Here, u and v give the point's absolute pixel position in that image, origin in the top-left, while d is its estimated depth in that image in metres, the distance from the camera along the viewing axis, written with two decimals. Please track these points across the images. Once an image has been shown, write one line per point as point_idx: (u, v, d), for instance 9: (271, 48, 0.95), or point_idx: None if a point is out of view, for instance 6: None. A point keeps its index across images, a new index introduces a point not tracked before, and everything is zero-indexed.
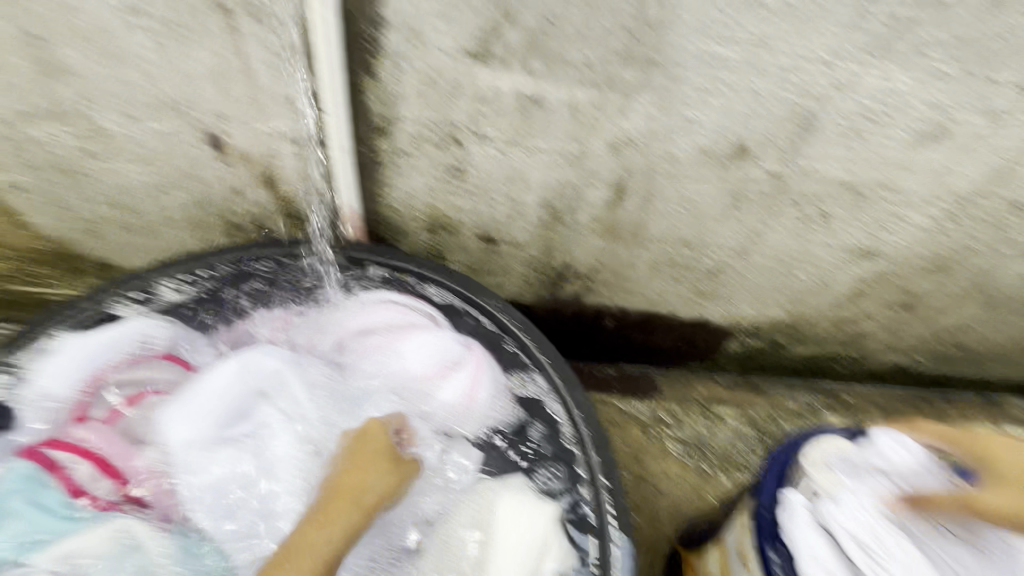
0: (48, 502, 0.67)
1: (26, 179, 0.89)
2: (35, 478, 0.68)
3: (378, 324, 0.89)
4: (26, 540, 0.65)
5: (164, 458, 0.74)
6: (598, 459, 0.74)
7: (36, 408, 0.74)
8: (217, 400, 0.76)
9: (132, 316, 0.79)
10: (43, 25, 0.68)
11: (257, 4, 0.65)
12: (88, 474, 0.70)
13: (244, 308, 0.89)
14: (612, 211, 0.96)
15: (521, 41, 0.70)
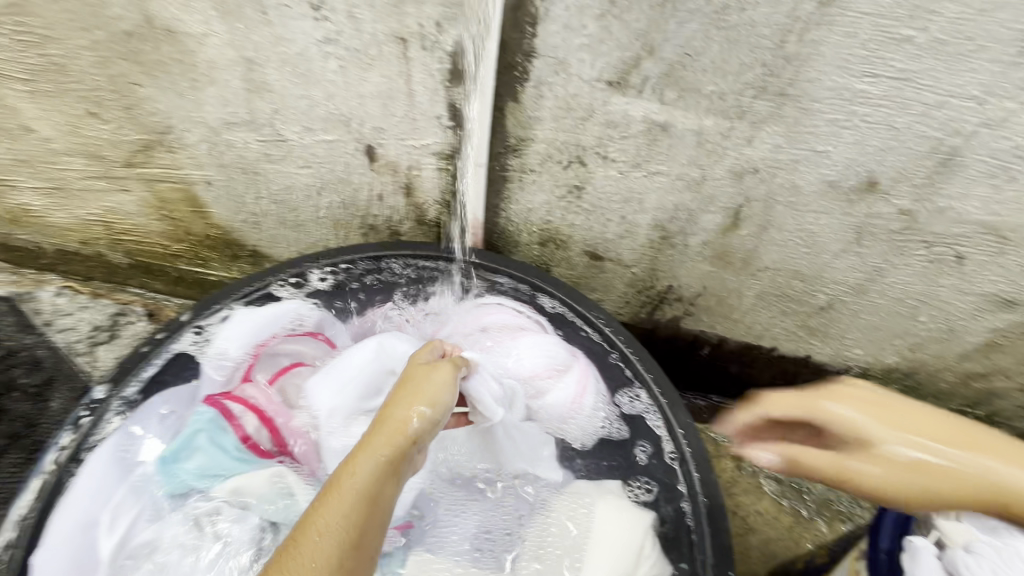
0: (226, 444, 0.76)
1: (215, 177, 1.06)
2: (216, 422, 0.77)
3: (493, 325, 0.96)
4: (206, 473, 0.75)
5: (313, 422, 0.80)
6: (699, 476, 0.80)
7: (213, 365, 0.85)
8: (356, 374, 0.81)
9: (288, 297, 0.94)
10: (258, 52, 0.83)
11: (430, 36, 0.76)
12: (253, 426, 0.78)
13: (371, 300, 1.00)
14: (725, 236, 0.97)
15: (658, 72, 0.75)
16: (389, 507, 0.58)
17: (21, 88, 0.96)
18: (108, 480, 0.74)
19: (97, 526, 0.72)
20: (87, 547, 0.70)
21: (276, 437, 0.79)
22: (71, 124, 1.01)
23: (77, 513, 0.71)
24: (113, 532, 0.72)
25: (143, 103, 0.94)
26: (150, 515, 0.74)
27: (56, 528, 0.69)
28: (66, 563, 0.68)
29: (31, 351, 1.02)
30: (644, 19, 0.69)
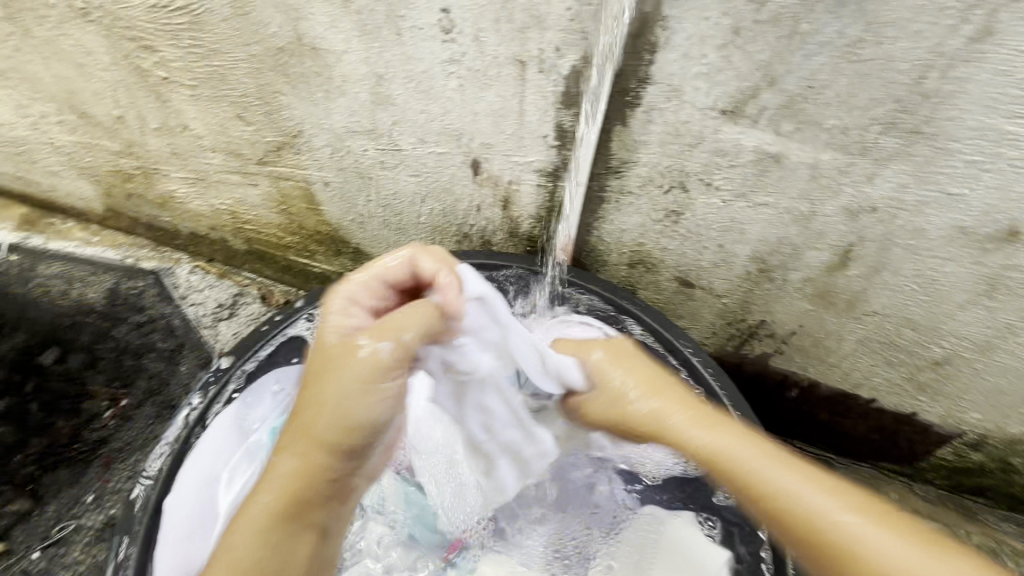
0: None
1: (333, 178, 1.16)
2: None
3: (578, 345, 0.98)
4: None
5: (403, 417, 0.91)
6: None
7: None
8: None
9: None
10: (387, 69, 0.90)
11: (549, 60, 0.79)
12: None
13: None
14: (830, 275, 0.92)
15: (777, 103, 0.73)
16: (299, 555, 0.63)
17: (186, 92, 1.11)
18: (228, 441, 0.85)
19: (217, 482, 0.83)
20: (208, 498, 0.82)
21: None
22: (221, 125, 1.15)
23: (203, 467, 0.82)
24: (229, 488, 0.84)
25: (283, 109, 1.06)
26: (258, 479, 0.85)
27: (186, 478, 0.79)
28: (193, 509, 0.79)
29: (167, 319, 1.13)
30: (768, 50, 0.68)
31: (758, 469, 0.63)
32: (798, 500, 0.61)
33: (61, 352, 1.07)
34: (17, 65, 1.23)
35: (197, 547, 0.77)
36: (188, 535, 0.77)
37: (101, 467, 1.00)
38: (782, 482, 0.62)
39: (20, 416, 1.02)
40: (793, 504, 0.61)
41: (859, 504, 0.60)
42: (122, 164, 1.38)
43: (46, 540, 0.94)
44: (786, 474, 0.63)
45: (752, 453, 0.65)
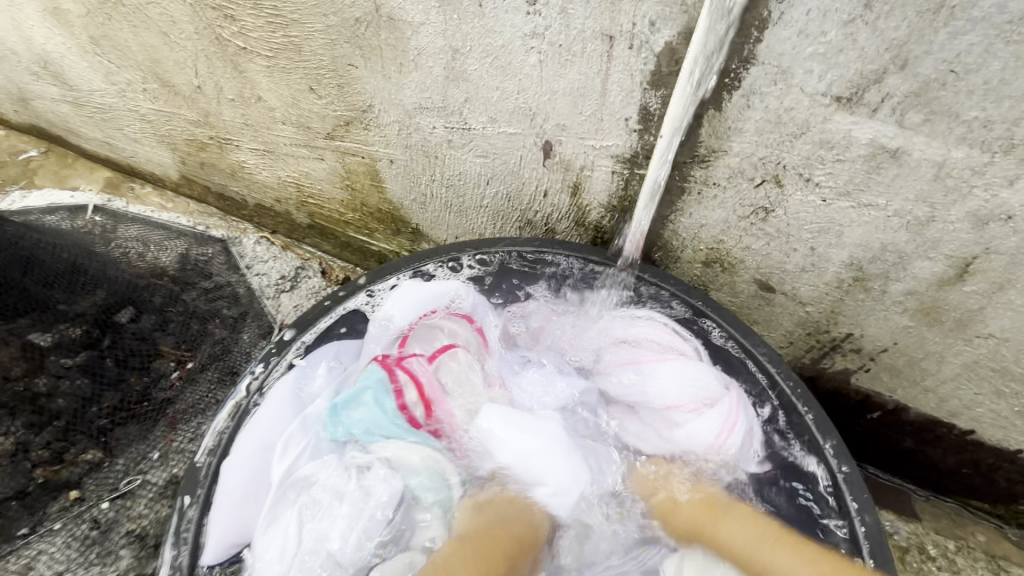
0: (389, 407, 0.82)
1: (399, 156, 1.14)
2: (382, 383, 0.83)
3: (644, 341, 0.92)
4: (369, 430, 0.81)
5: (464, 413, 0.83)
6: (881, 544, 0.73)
7: (378, 326, 0.93)
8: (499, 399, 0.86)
9: (440, 278, 0.99)
10: (465, 43, 0.86)
11: (641, 35, 0.73)
12: (413, 398, 0.82)
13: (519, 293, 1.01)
14: (942, 289, 0.82)
15: (906, 90, 0.64)
16: None
17: (262, 63, 1.11)
18: (286, 410, 0.85)
19: (273, 450, 0.82)
20: (263, 466, 0.81)
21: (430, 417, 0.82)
22: (293, 97, 1.15)
23: (261, 434, 0.82)
24: (283, 458, 0.82)
25: (355, 83, 1.04)
26: (310, 453, 0.82)
27: (244, 444, 0.81)
28: (248, 473, 0.79)
29: (234, 287, 1.18)
30: (904, 27, 0.60)
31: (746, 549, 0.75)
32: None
33: (134, 311, 1.03)
34: (108, 32, 1.28)
35: (250, 512, 0.77)
36: (241, 498, 0.78)
37: (166, 427, 0.98)
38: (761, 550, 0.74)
39: (95, 369, 0.94)
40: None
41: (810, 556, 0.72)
42: (198, 133, 1.42)
43: (114, 492, 0.90)
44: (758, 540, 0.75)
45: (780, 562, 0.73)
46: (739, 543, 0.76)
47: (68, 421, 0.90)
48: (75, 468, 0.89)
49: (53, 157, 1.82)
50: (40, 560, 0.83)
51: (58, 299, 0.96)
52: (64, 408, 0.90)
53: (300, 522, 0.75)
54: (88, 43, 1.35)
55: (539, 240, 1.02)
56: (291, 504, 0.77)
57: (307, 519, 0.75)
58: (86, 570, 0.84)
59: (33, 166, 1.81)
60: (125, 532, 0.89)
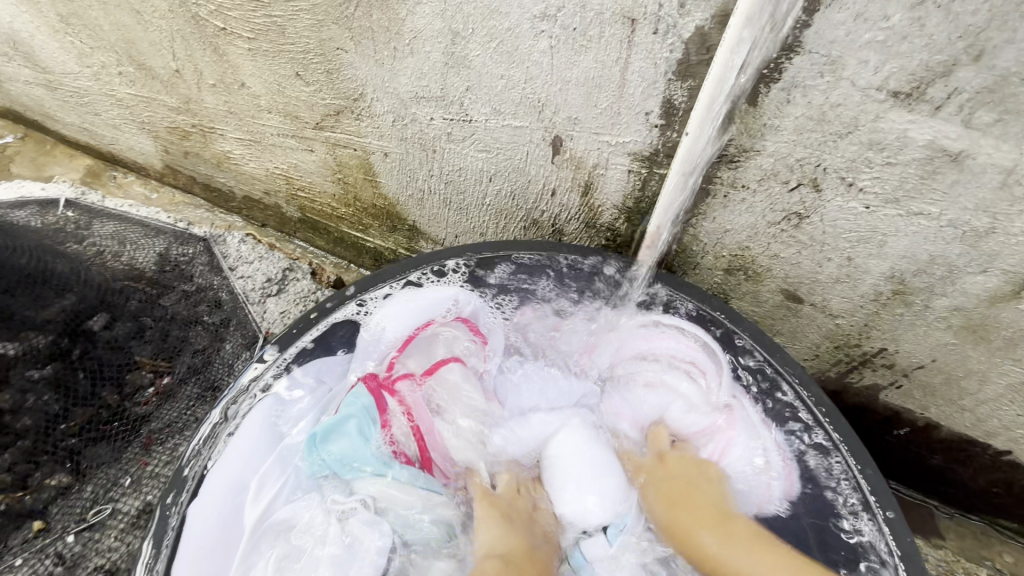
0: (373, 439, 0.77)
1: (394, 149, 1.05)
2: (369, 412, 0.79)
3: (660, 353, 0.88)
4: (349, 464, 0.77)
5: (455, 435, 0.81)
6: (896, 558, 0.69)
7: (369, 344, 0.87)
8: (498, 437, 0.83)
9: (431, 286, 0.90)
10: (466, 25, 0.77)
11: (667, 18, 0.64)
12: (403, 428, 0.79)
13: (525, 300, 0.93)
14: (994, 306, 0.74)
15: (979, 85, 0.55)
16: None
17: (243, 46, 1.02)
18: (261, 445, 0.79)
19: (245, 491, 0.77)
20: (234, 507, 0.75)
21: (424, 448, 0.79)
22: (278, 83, 1.06)
23: (233, 472, 0.76)
24: (257, 501, 0.77)
25: (344, 69, 0.94)
26: (287, 492, 0.78)
27: (212, 484, 0.75)
28: (214, 517, 0.73)
29: (216, 291, 1.10)
30: (985, 10, 0.50)
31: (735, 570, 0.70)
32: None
33: (108, 316, 0.95)
34: (77, 9, 1.18)
35: (218, 562, 0.72)
36: (209, 549, 0.72)
37: (140, 448, 0.89)
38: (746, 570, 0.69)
39: (66, 383, 0.87)
40: None
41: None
42: (179, 120, 1.33)
43: (81, 523, 0.82)
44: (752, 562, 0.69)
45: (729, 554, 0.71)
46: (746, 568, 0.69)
47: (35, 440, 0.83)
48: (41, 494, 0.81)
49: (32, 143, 1.73)
50: None
51: (23, 306, 0.88)
52: (31, 426, 0.83)
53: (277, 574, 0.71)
54: (57, 22, 1.25)
55: (540, 248, 0.91)
56: (265, 553, 0.73)
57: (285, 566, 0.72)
58: None
59: (10, 152, 1.71)
60: (92, 568, 0.81)
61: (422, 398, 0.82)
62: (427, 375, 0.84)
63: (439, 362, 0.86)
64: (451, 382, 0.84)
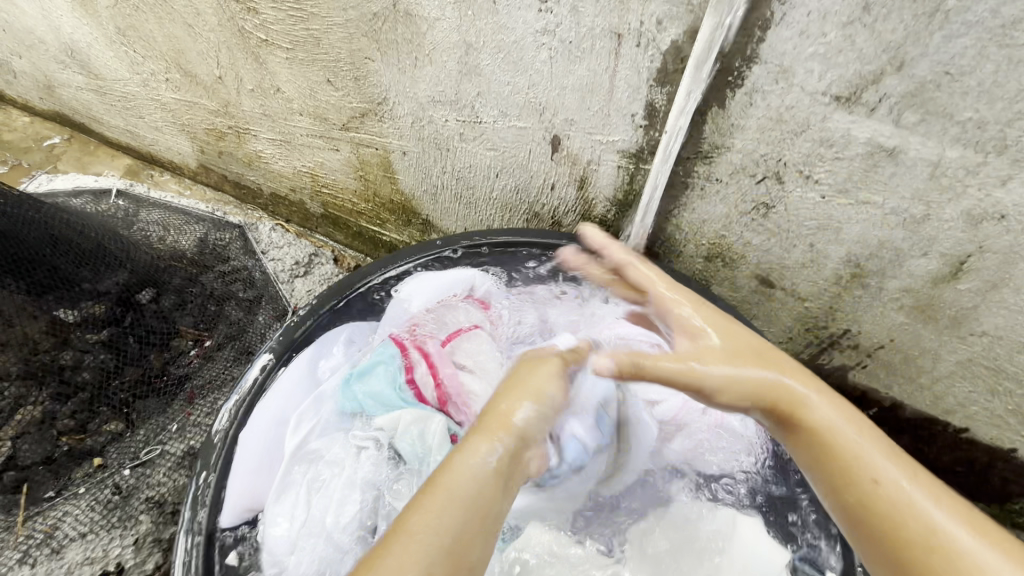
0: (397, 380, 0.88)
1: (412, 148, 1.17)
2: (393, 357, 0.90)
3: None
4: (377, 399, 0.87)
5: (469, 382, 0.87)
6: None
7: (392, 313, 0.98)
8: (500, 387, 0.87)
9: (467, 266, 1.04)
10: (478, 38, 0.89)
11: (648, 33, 0.76)
12: (422, 373, 0.88)
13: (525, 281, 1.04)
14: (937, 287, 0.84)
15: (904, 90, 0.66)
16: (501, 510, 0.54)
17: (282, 55, 1.15)
18: (300, 388, 0.90)
19: (286, 425, 0.87)
20: (277, 438, 0.86)
21: (440, 392, 0.86)
22: (311, 88, 1.19)
23: (276, 410, 0.87)
24: (295, 433, 0.87)
25: (371, 75, 1.07)
26: (322, 428, 0.87)
27: (259, 418, 0.85)
28: (260, 443, 0.84)
29: (249, 271, 1.24)
30: (901, 29, 0.62)
31: (867, 459, 0.57)
32: (903, 499, 0.53)
33: (155, 291, 1.06)
34: (134, 22, 1.33)
35: (261, 483, 0.82)
36: (255, 470, 0.82)
37: (185, 401, 1.03)
38: (872, 457, 0.57)
39: (117, 345, 0.97)
40: (892, 489, 0.54)
41: (1006, 548, 0.50)
42: (217, 122, 1.47)
43: (135, 461, 0.95)
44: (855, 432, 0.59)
45: (877, 454, 0.57)
46: (890, 475, 0.55)
47: (93, 392, 0.93)
48: (99, 436, 0.93)
49: (77, 144, 1.89)
50: (65, 522, 0.88)
51: (85, 276, 0.97)
52: (89, 380, 0.93)
53: (308, 492, 0.80)
54: (114, 33, 1.40)
55: (536, 235, 1.04)
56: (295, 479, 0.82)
57: (316, 490, 0.80)
58: (109, 532, 0.90)
59: (57, 152, 1.87)
60: (145, 498, 0.94)
61: (445, 353, 0.90)
62: (448, 341, 0.91)
63: (457, 331, 0.94)
64: (467, 339, 0.92)
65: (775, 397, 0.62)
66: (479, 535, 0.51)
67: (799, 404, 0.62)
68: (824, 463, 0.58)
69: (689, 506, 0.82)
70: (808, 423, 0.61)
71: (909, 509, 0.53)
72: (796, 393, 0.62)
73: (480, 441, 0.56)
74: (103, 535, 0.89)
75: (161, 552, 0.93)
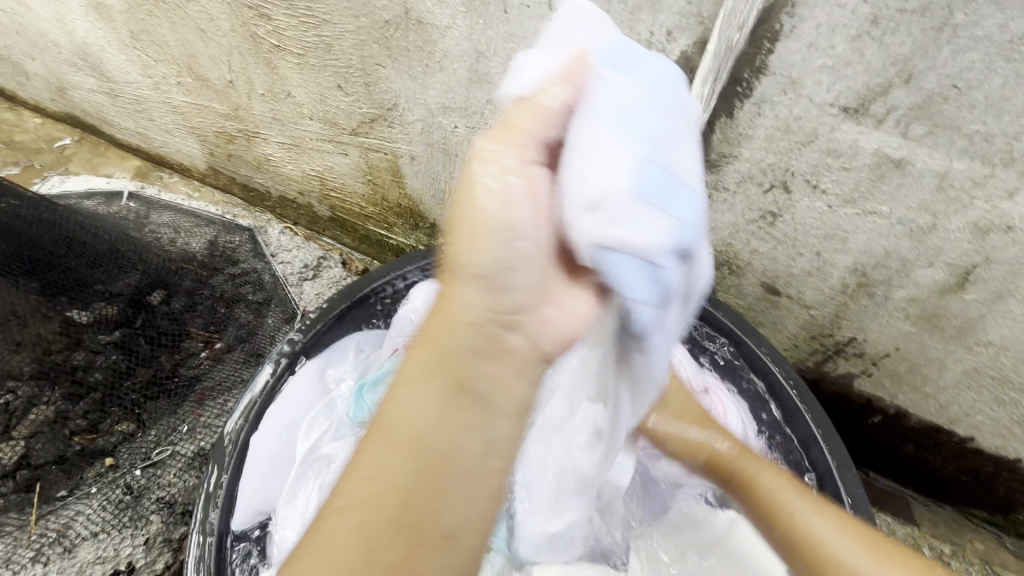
0: None
1: (420, 153, 1.18)
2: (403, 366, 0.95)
3: None
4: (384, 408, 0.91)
5: None
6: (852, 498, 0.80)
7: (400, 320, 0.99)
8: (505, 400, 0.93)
9: None
10: (489, 47, 0.90)
11: (658, 44, 0.77)
12: None
13: None
14: (944, 297, 0.85)
15: (912, 102, 0.67)
16: (464, 443, 0.47)
17: (293, 61, 1.17)
18: (310, 394, 0.92)
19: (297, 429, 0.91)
20: (287, 442, 0.89)
21: None
22: (321, 93, 1.20)
23: (287, 415, 0.89)
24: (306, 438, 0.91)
25: (382, 82, 1.09)
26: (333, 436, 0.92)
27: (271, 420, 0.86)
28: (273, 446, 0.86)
29: (258, 273, 1.26)
30: (910, 43, 0.63)
31: (802, 517, 0.73)
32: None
33: (166, 293, 1.08)
34: (148, 27, 1.34)
35: (272, 485, 0.85)
36: (266, 474, 0.85)
37: (195, 402, 1.05)
38: (815, 525, 0.71)
39: (129, 346, 0.98)
40: (820, 539, 0.70)
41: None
42: (228, 125, 1.48)
43: (146, 461, 0.97)
44: (806, 507, 0.74)
45: (822, 522, 0.71)
46: (819, 528, 0.71)
47: (104, 392, 0.94)
48: (110, 437, 0.94)
49: (87, 145, 1.90)
50: (77, 521, 0.90)
51: (98, 277, 0.99)
52: (101, 380, 0.94)
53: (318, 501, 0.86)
54: (128, 37, 1.42)
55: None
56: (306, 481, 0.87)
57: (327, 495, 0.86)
58: (120, 531, 0.93)
59: (68, 153, 1.88)
60: (155, 498, 0.97)
61: None
62: None
63: None
64: None
65: (741, 477, 0.82)
66: (433, 475, 0.45)
67: (767, 498, 0.78)
68: (778, 528, 0.75)
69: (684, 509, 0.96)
70: (759, 489, 0.80)
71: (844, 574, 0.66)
72: (770, 492, 0.78)
73: (401, 374, 0.49)
74: (114, 534, 0.93)
75: (170, 551, 0.99)
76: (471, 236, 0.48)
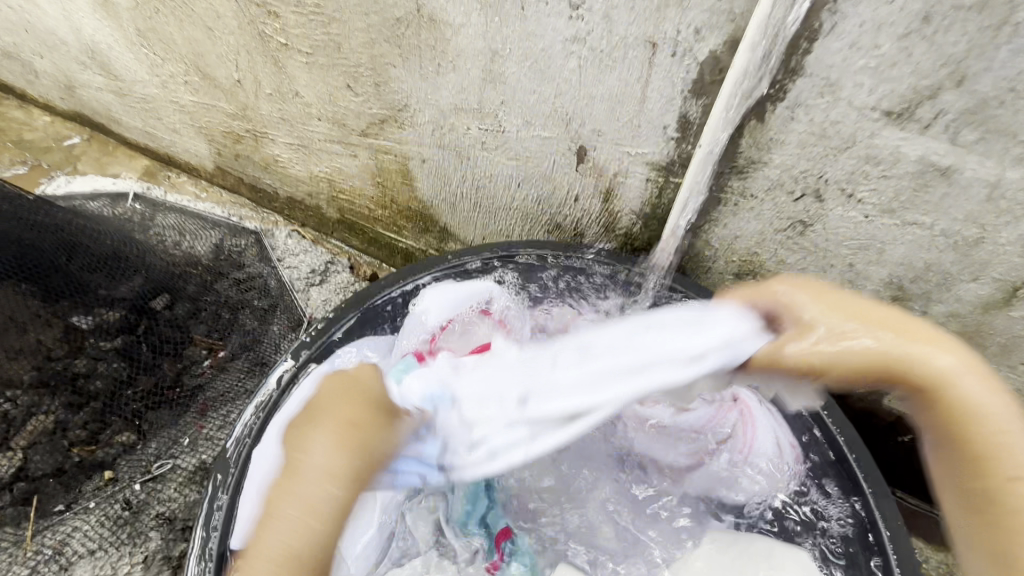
0: None
1: (431, 156, 1.15)
2: None
3: None
4: None
5: None
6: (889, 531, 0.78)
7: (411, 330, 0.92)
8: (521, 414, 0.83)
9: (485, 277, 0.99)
10: (504, 46, 0.86)
11: (684, 43, 0.73)
12: None
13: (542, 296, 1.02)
14: (987, 313, 0.80)
15: (963, 107, 0.62)
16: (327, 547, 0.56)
17: (302, 60, 1.13)
18: None
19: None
20: None
21: None
22: (330, 93, 1.17)
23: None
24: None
25: (392, 82, 1.05)
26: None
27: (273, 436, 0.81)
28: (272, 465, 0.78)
29: (264, 278, 1.20)
30: (963, 42, 0.58)
31: (952, 399, 0.56)
32: (991, 425, 0.55)
33: (169, 298, 1.05)
34: (154, 25, 1.32)
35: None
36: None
37: (197, 414, 0.98)
38: (965, 390, 0.56)
39: (130, 354, 0.96)
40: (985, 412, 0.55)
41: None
42: (235, 125, 1.45)
43: (145, 475, 0.92)
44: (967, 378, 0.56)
45: (981, 391, 0.56)
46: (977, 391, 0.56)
47: (104, 403, 0.93)
48: (110, 448, 0.91)
49: (96, 144, 1.89)
50: (73, 538, 0.85)
51: (99, 284, 0.99)
52: (100, 389, 0.93)
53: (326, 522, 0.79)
54: (135, 35, 1.39)
55: (557, 247, 1.01)
56: None
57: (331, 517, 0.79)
58: (118, 550, 0.86)
59: (76, 152, 1.87)
60: (155, 514, 0.90)
61: None
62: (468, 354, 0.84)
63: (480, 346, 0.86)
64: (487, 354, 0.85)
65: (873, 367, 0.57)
66: None
67: (898, 363, 0.56)
68: (936, 434, 0.57)
69: (722, 534, 0.84)
70: (920, 375, 0.56)
71: (977, 412, 0.55)
72: (888, 347, 0.56)
73: (286, 501, 0.57)
74: (112, 552, 0.86)
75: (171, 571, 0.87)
76: (294, 479, 0.58)
